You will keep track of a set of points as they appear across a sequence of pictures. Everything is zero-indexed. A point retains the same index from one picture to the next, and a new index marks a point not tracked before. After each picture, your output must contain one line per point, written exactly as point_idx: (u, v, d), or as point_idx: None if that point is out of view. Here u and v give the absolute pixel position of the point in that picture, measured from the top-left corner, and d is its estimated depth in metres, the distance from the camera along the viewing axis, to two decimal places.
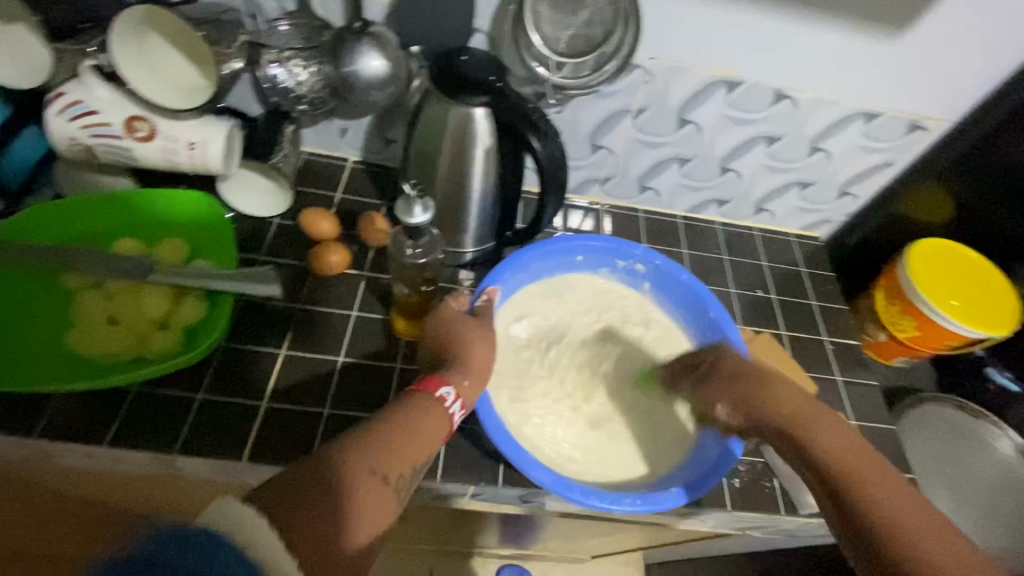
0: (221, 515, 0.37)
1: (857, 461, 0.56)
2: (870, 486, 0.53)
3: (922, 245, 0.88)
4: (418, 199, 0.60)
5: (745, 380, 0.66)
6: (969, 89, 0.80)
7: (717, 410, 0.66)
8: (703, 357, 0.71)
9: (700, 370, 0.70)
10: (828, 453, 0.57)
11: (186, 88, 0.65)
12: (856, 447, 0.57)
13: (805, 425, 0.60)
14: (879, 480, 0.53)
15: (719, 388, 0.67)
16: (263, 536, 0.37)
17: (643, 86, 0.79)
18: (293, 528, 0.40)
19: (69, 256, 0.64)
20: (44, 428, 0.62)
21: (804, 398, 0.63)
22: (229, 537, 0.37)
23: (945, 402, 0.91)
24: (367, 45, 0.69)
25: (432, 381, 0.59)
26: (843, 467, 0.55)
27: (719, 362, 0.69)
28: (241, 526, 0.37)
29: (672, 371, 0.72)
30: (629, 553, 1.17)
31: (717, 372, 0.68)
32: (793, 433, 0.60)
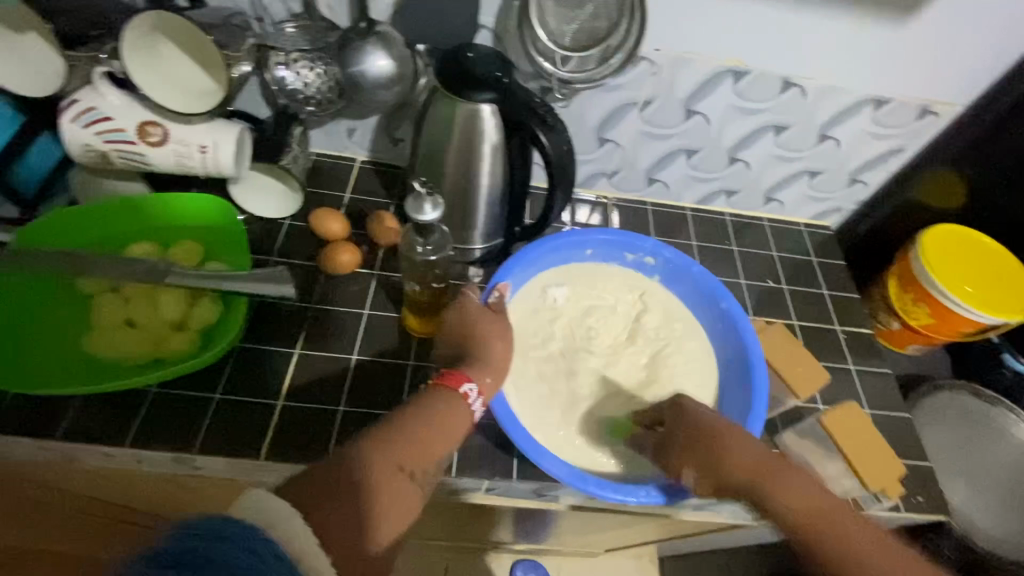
0: (257, 508, 0.38)
1: (805, 516, 0.54)
2: (850, 541, 0.52)
3: (935, 232, 0.87)
4: (428, 197, 0.60)
5: (693, 452, 0.61)
6: (980, 72, 0.79)
7: (683, 478, 0.61)
8: (660, 412, 0.67)
9: (671, 439, 0.63)
10: (787, 513, 0.55)
11: (199, 92, 0.66)
12: (817, 496, 0.56)
13: (766, 476, 0.58)
14: (850, 543, 0.52)
15: (682, 454, 0.61)
16: (298, 534, 0.38)
17: (649, 78, 0.79)
18: (325, 525, 0.41)
19: (87, 261, 0.65)
20: (66, 430, 0.63)
21: (766, 455, 0.60)
22: (265, 531, 0.37)
23: (961, 390, 0.90)
24: (373, 45, 0.70)
25: (455, 376, 0.58)
26: (807, 530, 0.54)
27: (680, 420, 0.64)
28: (277, 519, 0.38)
29: (643, 429, 0.68)
30: (643, 546, 1.17)
31: (678, 431, 0.63)
32: (761, 491, 0.57)
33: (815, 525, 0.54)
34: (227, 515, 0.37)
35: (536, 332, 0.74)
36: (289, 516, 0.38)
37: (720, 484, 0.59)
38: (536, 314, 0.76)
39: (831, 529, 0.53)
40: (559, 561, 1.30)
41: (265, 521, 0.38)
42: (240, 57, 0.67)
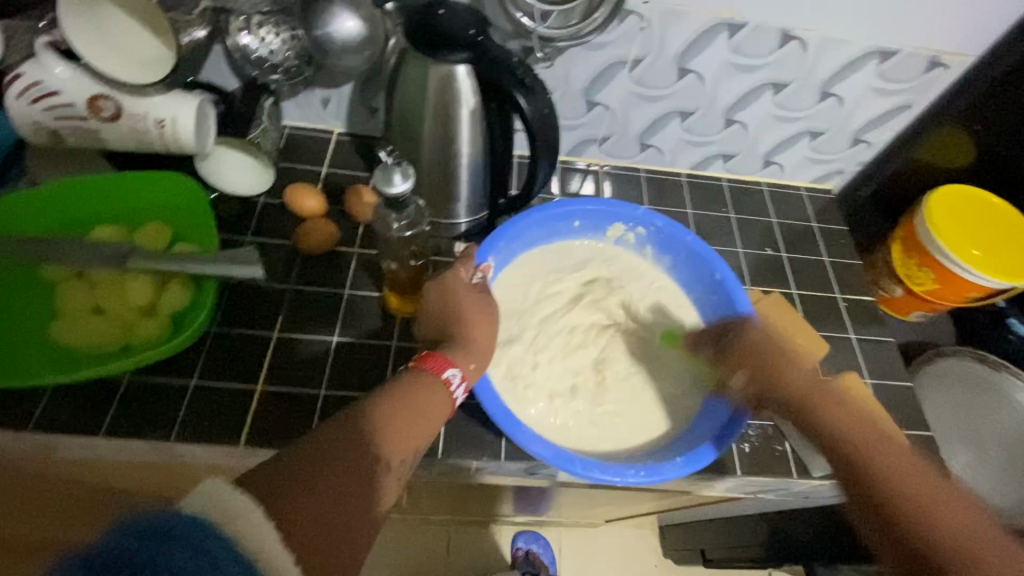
0: (209, 503, 0.35)
1: (858, 433, 0.55)
2: (870, 451, 0.53)
3: (942, 193, 0.83)
4: (397, 167, 0.57)
5: (755, 356, 0.65)
6: (995, 18, 0.73)
7: (733, 381, 0.65)
8: (722, 332, 0.70)
9: (723, 342, 0.68)
10: (833, 431, 0.56)
11: (147, 61, 0.61)
12: (846, 426, 0.56)
13: (811, 402, 0.59)
14: (880, 451, 0.53)
15: (738, 364, 0.65)
16: (256, 528, 0.36)
17: (638, 34, 0.74)
18: (291, 515, 0.39)
19: (48, 246, 0.62)
20: (38, 423, 0.61)
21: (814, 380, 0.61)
22: (217, 528, 0.35)
23: (964, 355, 0.88)
24: (339, 4, 0.64)
25: (436, 360, 0.55)
26: (848, 445, 0.54)
27: (740, 334, 0.67)
28: (232, 515, 0.35)
29: (699, 338, 0.71)
30: (643, 517, 1.17)
31: (734, 335, 0.68)
32: (802, 408, 0.59)
33: (865, 449, 0.53)
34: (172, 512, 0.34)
35: (522, 308, 0.71)
36: (248, 510, 0.36)
37: (766, 391, 0.62)
38: (522, 288, 0.73)
39: (867, 458, 0.52)
40: (560, 533, 1.30)
41: (220, 517, 0.35)
42: (191, 21, 0.61)
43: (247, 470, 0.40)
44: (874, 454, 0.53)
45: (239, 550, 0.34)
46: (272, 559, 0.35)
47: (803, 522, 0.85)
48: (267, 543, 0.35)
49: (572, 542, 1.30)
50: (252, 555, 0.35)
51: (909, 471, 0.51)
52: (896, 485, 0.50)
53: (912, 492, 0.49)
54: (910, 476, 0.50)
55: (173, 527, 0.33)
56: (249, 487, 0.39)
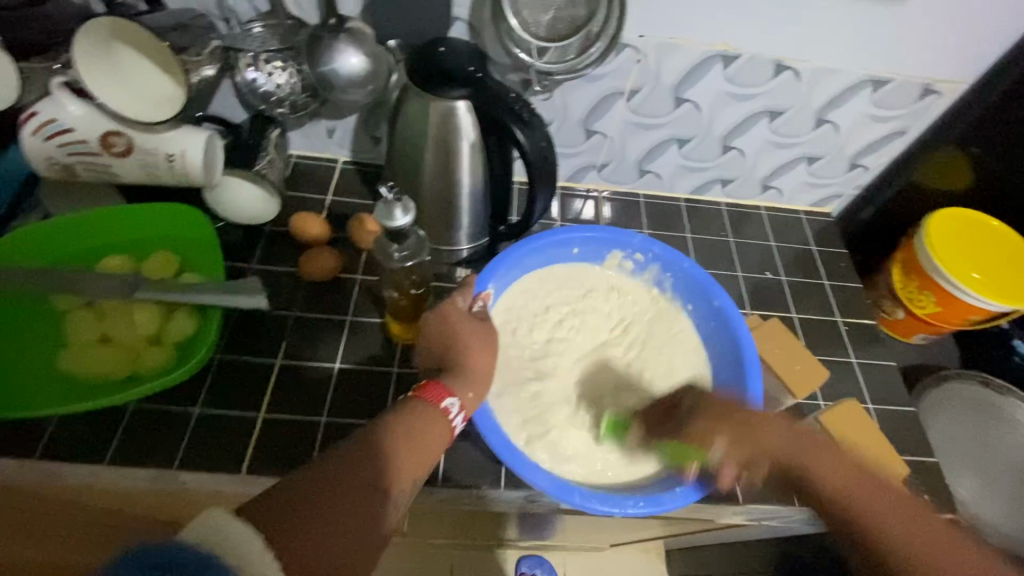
0: (212, 534, 0.36)
1: (854, 490, 0.53)
2: (873, 517, 0.51)
3: (940, 216, 0.83)
4: (398, 202, 0.58)
5: (724, 421, 0.59)
6: (984, 47, 0.75)
7: (711, 450, 0.58)
8: (680, 399, 0.65)
9: (677, 417, 0.63)
10: (831, 486, 0.54)
11: (158, 99, 0.64)
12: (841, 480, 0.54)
13: (800, 457, 0.56)
14: (880, 512, 0.51)
15: (711, 423, 0.59)
16: (259, 560, 0.36)
17: (634, 66, 0.76)
18: (292, 548, 0.39)
19: (58, 276, 0.63)
20: (45, 450, 0.62)
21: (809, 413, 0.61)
22: (222, 558, 0.35)
23: (970, 379, 0.87)
24: (344, 42, 0.66)
25: (435, 390, 0.56)
26: (849, 508, 0.52)
27: (695, 408, 0.62)
28: (238, 545, 0.36)
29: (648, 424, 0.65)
30: (647, 540, 1.15)
31: (698, 413, 0.61)
32: (792, 468, 0.56)
33: (867, 515, 0.51)
34: (180, 540, 0.35)
35: (523, 334, 0.72)
36: (250, 542, 0.37)
37: (752, 455, 0.57)
38: (523, 315, 0.74)
39: (868, 523, 0.51)
40: (564, 556, 1.28)
41: (226, 546, 0.36)
42: (201, 61, 0.66)
43: (249, 500, 0.41)
44: (875, 522, 0.50)
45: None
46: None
47: (809, 548, 0.84)
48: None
49: (576, 566, 1.28)
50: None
51: (908, 530, 0.49)
52: (902, 549, 0.48)
53: (911, 551, 0.48)
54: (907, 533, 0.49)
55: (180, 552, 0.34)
56: (249, 521, 0.39)
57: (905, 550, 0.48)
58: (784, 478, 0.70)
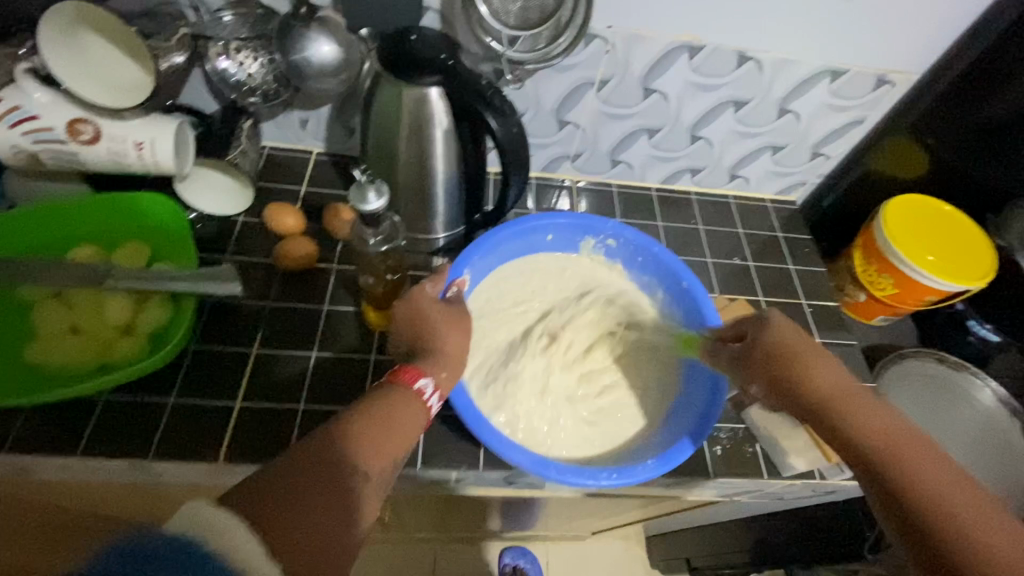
0: (195, 522, 0.36)
1: (910, 444, 0.49)
2: (905, 454, 0.48)
3: (896, 203, 0.87)
4: (371, 185, 0.59)
5: (761, 369, 0.60)
6: (934, 39, 0.79)
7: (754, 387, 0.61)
8: (743, 332, 0.64)
9: (751, 352, 0.62)
10: (871, 432, 0.51)
11: (125, 86, 0.64)
12: (886, 425, 0.51)
13: (835, 412, 0.54)
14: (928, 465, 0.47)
15: (760, 369, 0.60)
16: (243, 540, 0.36)
17: (604, 57, 0.78)
18: (280, 537, 0.40)
19: (26, 268, 0.62)
20: (14, 444, 0.61)
21: (852, 386, 0.55)
22: (205, 545, 0.35)
23: (925, 357, 0.91)
24: (315, 31, 0.67)
25: (409, 372, 0.56)
26: (887, 449, 0.49)
27: (761, 336, 0.61)
28: (218, 531, 0.36)
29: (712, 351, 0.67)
30: (628, 526, 1.18)
31: (756, 346, 0.61)
32: (829, 404, 0.54)
33: (903, 458, 0.48)
34: (157, 532, 0.35)
35: (499, 319, 0.74)
36: (232, 525, 0.36)
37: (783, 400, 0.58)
38: (499, 302, 0.75)
39: (908, 450, 0.49)
40: (547, 546, 1.30)
41: (206, 534, 0.36)
42: (170, 48, 0.66)
43: (226, 492, 0.40)
44: (923, 466, 0.47)
45: (230, 568, 0.35)
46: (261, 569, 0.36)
47: (782, 523, 0.87)
48: (253, 557, 0.36)
49: (559, 555, 1.30)
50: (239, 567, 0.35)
51: (947, 478, 0.46)
52: (949, 502, 0.45)
53: (949, 493, 0.45)
54: (964, 496, 0.45)
55: (156, 549, 0.34)
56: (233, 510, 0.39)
57: (937, 491, 0.46)
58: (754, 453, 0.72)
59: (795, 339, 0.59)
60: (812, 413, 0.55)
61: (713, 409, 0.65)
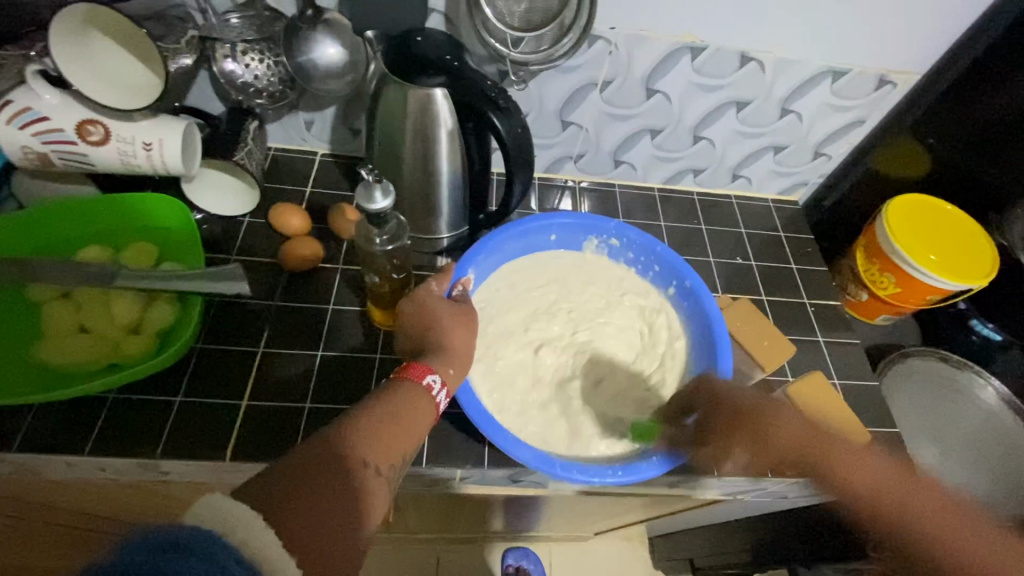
0: (213, 513, 0.36)
1: (890, 490, 0.51)
2: (883, 485, 0.51)
3: (898, 202, 0.88)
4: (377, 184, 0.59)
5: (738, 429, 0.60)
6: (935, 38, 0.79)
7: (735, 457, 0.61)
8: (693, 399, 0.67)
9: (705, 427, 0.63)
10: (858, 488, 0.52)
11: (136, 88, 0.65)
12: (873, 469, 0.53)
13: (818, 450, 0.56)
14: (926, 516, 0.48)
15: (728, 438, 0.61)
16: (260, 534, 0.36)
17: (607, 58, 0.78)
18: (295, 530, 0.39)
19: (36, 267, 0.63)
20: (24, 441, 0.61)
21: (813, 428, 0.58)
22: (224, 537, 0.35)
23: (928, 355, 0.92)
24: (322, 33, 0.67)
25: (417, 368, 0.57)
26: (866, 489, 0.52)
27: (713, 401, 0.64)
28: (236, 525, 0.36)
29: (671, 426, 0.66)
30: (630, 526, 1.18)
31: (715, 414, 0.63)
32: (813, 455, 0.56)
33: (899, 514, 0.50)
34: (177, 523, 0.35)
35: (503, 318, 0.74)
36: (249, 518, 0.36)
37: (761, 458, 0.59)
38: (503, 301, 0.76)
39: (887, 501, 0.51)
40: (550, 547, 1.30)
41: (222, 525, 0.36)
42: (179, 49, 0.67)
43: (239, 486, 0.40)
44: (909, 506, 0.50)
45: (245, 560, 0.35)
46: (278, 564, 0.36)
47: (785, 522, 0.87)
48: (272, 551, 0.36)
49: (561, 556, 1.30)
50: (257, 559, 0.36)
51: (943, 515, 0.48)
52: (939, 534, 0.47)
53: (947, 538, 0.47)
54: (954, 522, 0.47)
55: (180, 537, 0.34)
56: (248, 502, 0.39)
57: (935, 537, 0.47)
58: None
59: (750, 397, 0.62)
60: (793, 468, 0.57)
61: (711, 418, 0.65)
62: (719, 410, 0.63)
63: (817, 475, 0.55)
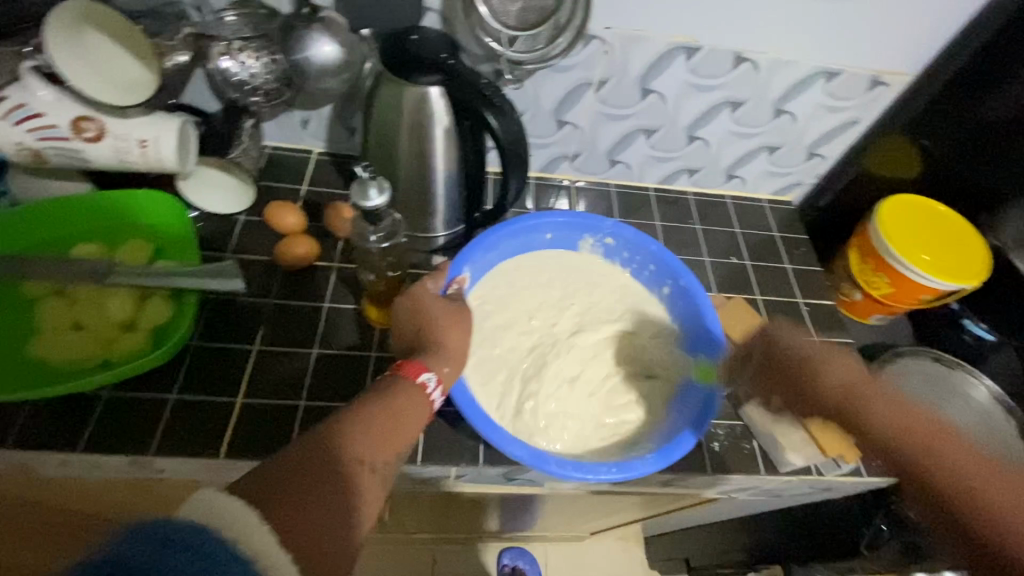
0: (205, 511, 0.36)
1: (907, 434, 0.53)
2: (913, 429, 0.54)
3: (891, 203, 0.88)
4: (372, 182, 0.59)
5: (783, 376, 0.63)
6: (928, 40, 0.80)
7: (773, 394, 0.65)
8: (750, 350, 0.68)
9: (754, 361, 0.67)
10: (885, 429, 0.54)
11: (130, 84, 0.65)
12: (920, 420, 0.54)
13: (861, 400, 0.57)
14: (960, 458, 0.51)
15: (786, 386, 0.63)
16: (253, 528, 0.37)
17: (602, 58, 0.79)
18: (289, 526, 0.40)
19: (29, 264, 0.63)
20: (18, 438, 0.61)
21: (861, 375, 0.59)
22: (218, 532, 0.36)
23: (922, 356, 0.92)
24: (317, 31, 0.67)
25: (413, 365, 0.57)
26: (902, 426, 0.54)
27: (783, 347, 0.64)
28: (231, 519, 0.36)
29: (732, 364, 0.71)
30: (627, 526, 1.18)
31: (778, 359, 0.64)
32: (860, 392, 0.57)
33: (933, 458, 0.52)
34: (171, 519, 0.36)
35: (499, 316, 0.74)
36: (243, 512, 0.37)
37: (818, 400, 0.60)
38: (498, 299, 0.76)
39: (938, 453, 0.52)
40: (546, 547, 1.30)
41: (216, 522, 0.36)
42: (175, 46, 0.67)
43: (235, 483, 0.41)
44: (943, 450, 0.52)
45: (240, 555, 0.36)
46: (269, 559, 0.36)
47: (780, 520, 0.87)
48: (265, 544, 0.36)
49: (558, 556, 1.30)
50: (250, 554, 0.36)
51: (976, 463, 0.51)
52: (971, 480, 0.49)
53: (975, 478, 0.50)
54: (986, 475, 0.50)
55: (173, 533, 0.35)
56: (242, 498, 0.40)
57: (969, 479, 0.50)
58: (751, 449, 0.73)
59: (812, 346, 0.62)
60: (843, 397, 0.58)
61: (704, 418, 0.65)
62: (785, 353, 0.64)
63: (852, 420, 0.57)
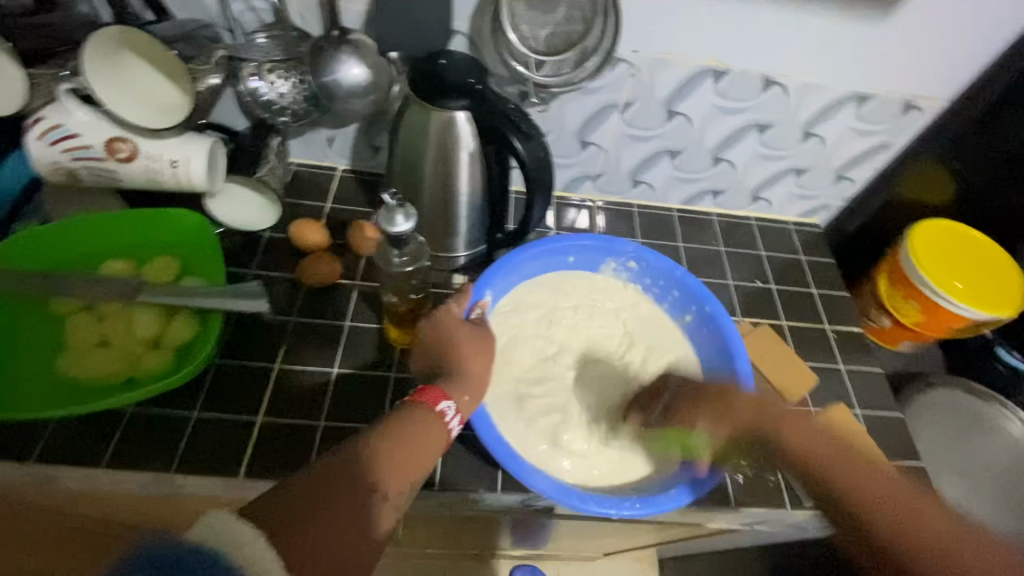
0: (217, 537, 0.36)
1: (832, 463, 0.53)
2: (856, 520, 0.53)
3: (924, 227, 0.86)
4: (399, 208, 0.60)
5: (703, 405, 0.62)
6: (964, 66, 0.78)
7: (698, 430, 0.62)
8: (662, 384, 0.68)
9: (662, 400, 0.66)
10: (803, 458, 0.54)
11: (164, 105, 0.67)
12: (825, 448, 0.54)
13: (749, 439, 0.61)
14: (863, 486, 0.51)
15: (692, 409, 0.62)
16: (263, 560, 0.36)
17: (628, 80, 0.78)
18: (297, 553, 0.40)
19: (60, 281, 0.64)
20: (42, 453, 0.62)
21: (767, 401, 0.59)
22: (226, 560, 0.36)
23: (953, 386, 0.89)
24: (346, 53, 0.67)
25: (432, 393, 0.56)
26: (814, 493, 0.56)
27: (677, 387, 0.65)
28: (241, 546, 0.36)
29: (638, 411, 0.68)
30: (643, 549, 1.15)
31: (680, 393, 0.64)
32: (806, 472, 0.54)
33: (874, 501, 0.49)
34: (182, 546, 0.35)
35: (521, 339, 0.73)
36: (253, 541, 0.37)
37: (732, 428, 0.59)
38: (520, 322, 0.75)
39: (850, 484, 0.51)
40: (557, 567, 1.27)
41: (229, 549, 0.36)
42: (207, 70, 0.67)
43: (247, 504, 0.41)
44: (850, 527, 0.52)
45: None
46: None
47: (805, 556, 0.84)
48: None
49: None
50: None
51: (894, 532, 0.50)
52: (868, 506, 0.49)
53: (878, 502, 0.49)
54: (888, 502, 0.49)
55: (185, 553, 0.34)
56: (252, 521, 0.39)
57: (943, 548, 0.45)
58: (776, 482, 0.71)
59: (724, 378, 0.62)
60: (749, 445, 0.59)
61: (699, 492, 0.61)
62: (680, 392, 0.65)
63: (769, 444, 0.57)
